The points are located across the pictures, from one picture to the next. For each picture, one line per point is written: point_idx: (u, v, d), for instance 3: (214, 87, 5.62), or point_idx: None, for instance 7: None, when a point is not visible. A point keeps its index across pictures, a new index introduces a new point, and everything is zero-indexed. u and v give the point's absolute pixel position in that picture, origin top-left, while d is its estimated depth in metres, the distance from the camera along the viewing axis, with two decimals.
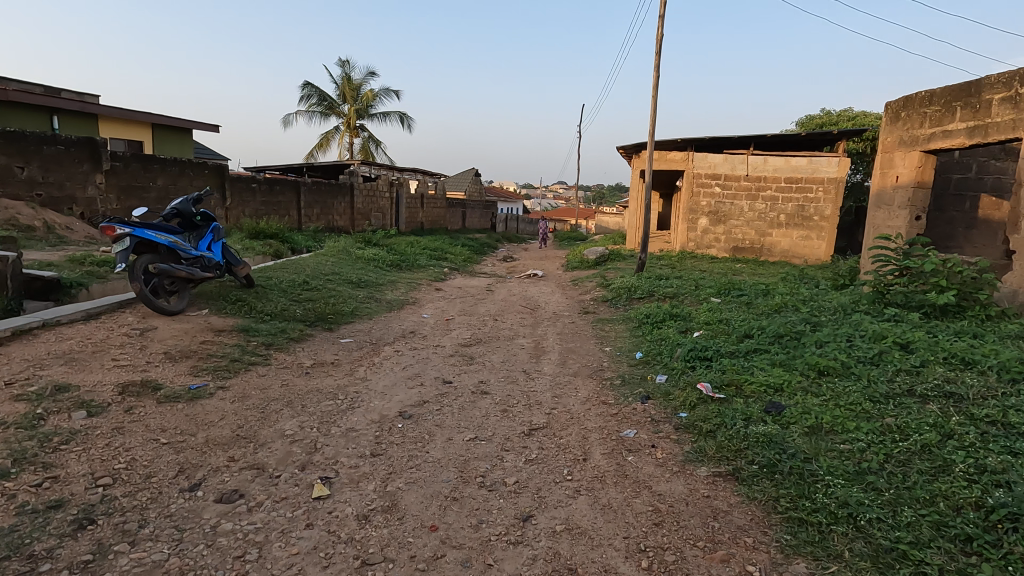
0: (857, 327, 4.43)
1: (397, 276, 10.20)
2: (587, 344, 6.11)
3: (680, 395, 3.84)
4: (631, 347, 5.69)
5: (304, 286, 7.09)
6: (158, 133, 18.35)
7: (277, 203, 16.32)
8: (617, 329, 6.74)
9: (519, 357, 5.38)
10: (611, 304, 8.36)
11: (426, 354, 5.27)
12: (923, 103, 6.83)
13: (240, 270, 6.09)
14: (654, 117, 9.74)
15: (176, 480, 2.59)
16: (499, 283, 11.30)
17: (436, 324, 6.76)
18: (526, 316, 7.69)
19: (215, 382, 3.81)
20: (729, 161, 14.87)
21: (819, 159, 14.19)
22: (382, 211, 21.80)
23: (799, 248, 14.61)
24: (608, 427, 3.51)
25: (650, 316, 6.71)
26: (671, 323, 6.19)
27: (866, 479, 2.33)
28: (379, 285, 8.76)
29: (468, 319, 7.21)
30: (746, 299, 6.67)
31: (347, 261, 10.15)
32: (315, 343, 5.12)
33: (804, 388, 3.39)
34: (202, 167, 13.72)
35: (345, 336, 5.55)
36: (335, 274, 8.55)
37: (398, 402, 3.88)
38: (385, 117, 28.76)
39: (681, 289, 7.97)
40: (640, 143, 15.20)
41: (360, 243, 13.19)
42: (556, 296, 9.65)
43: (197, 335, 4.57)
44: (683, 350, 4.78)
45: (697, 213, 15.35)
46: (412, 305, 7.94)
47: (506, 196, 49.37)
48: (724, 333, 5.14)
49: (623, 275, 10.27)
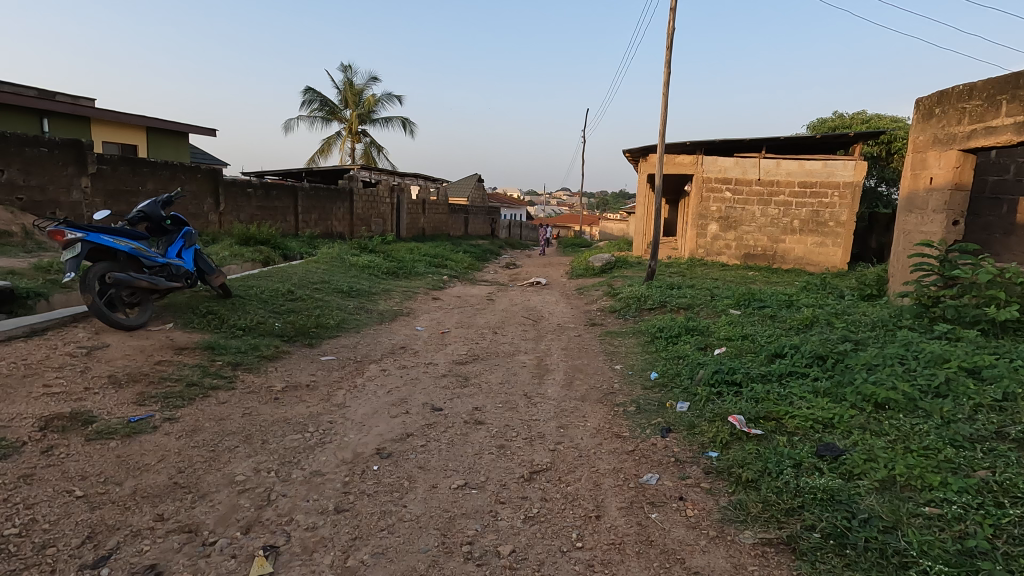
0: (908, 347, 3.85)
1: (393, 284, 9.65)
2: (595, 361, 5.53)
3: (707, 429, 3.26)
4: (645, 365, 5.11)
5: (288, 296, 6.54)
6: (153, 137, 17.92)
7: (273, 208, 15.84)
8: (628, 344, 6.16)
9: (520, 378, 4.81)
10: (620, 315, 7.79)
11: (415, 374, 4.71)
12: (962, 98, 6.26)
13: (215, 279, 5.56)
14: (664, 117, 9.20)
15: (77, 554, 2.04)
16: (501, 292, 10.74)
17: (429, 338, 6.19)
18: (529, 329, 7.13)
19: (163, 412, 3.26)
20: (740, 164, 14.31)
21: (834, 163, 13.64)
22: (382, 217, 21.31)
23: (815, 255, 14.03)
24: (625, 471, 2.93)
25: (663, 330, 6.12)
26: (688, 338, 5.61)
27: (977, 565, 1.77)
28: (372, 295, 8.21)
29: (465, 332, 6.65)
30: (770, 311, 6.07)
31: (340, 269, 9.61)
32: (291, 362, 4.57)
33: (862, 424, 2.82)
34: (194, 171, 13.25)
35: (327, 353, 5.00)
36: (325, 282, 8.00)
37: (376, 435, 3.33)
38: (387, 123, 28.36)
39: (696, 300, 7.39)
40: (648, 147, 14.65)
41: (357, 250, 12.70)
42: (560, 306, 9.08)
43: (154, 354, 4.02)
44: (705, 371, 4.20)
45: (707, 219, 14.79)
46: (406, 316, 7.38)
47: (509, 202, 48.97)
48: (750, 352, 4.55)
49: (632, 283, 9.69)
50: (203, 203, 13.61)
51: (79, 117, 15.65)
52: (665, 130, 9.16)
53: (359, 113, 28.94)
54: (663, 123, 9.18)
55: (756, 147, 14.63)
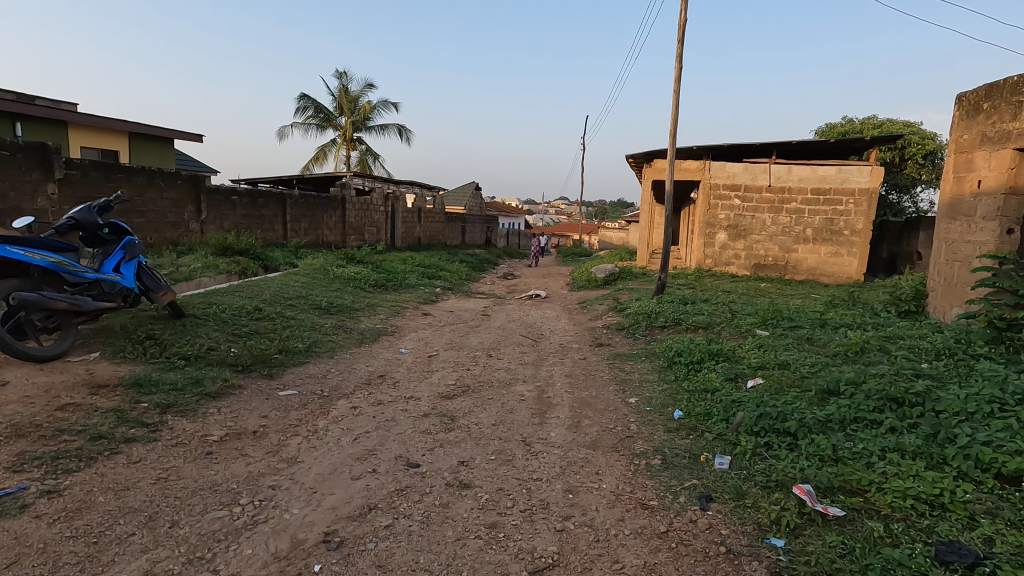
0: (1005, 384, 3.08)
1: (380, 299, 8.87)
2: (606, 393, 4.73)
3: (763, 502, 2.47)
4: (665, 401, 4.31)
5: (254, 315, 5.74)
6: (136, 143, 17.21)
7: (259, 216, 15.04)
8: (642, 371, 5.36)
9: (518, 417, 4.00)
10: (629, 334, 7.00)
11: (391, 415, 3.90)
12: (1016, 90, 5.53)
13: (162, 296, 4.80)
14: (674, 116, 8.40)
15: None
16: (497, 306, 9.95)
17: (413, 365, 5.38)
18: (528, 350, 6.34)
19: (42, 483, 2.46)
20: (749, 170, 13.57)
21: (849, 168, 12.99)
22: (376, 225, 20.56)
23: (829, 265, 13.32)
24: (659, 571, 2.14)
25: (683, 355, 5.32)
26: (713, 365, 4.82)
27: None
28: (354, 311, 7.42)
29: (456, 356, 5.84)
30: (805, 332, 5.28)
31: (322, 282, 8.82)
32: (240, 400, 3.77)
33: (992, 510, 2.08)
34: (173, 177, 12.48)
35: (288, 387, 4.20)
36: (300, 298, 7.20)
37: (327, 512, 2.52)
38: (383, 130, 27.72)
39: (715, 317, 6.58)
40: (653, 151, 13.92)
41: (344, 260, 11.91)
42: (562, 322, 8.28)
43: (60, 396, 3.22)
44: (745, 413, 3.42)
45: (714, 227, 14.01)
46: (389, 336, 6.58)
47: (508, 210, 48.35)
48: (795, 388, 3.78)
49: (640, 297, 8.93)
50: (184, 210, 12.83)
51: (55, 121, 14.88)
52: (677, 130, 8.35)
53: (354, 120, 28.27)
54: (674, 122, 8.38)
55: (766, 152, 13.89)
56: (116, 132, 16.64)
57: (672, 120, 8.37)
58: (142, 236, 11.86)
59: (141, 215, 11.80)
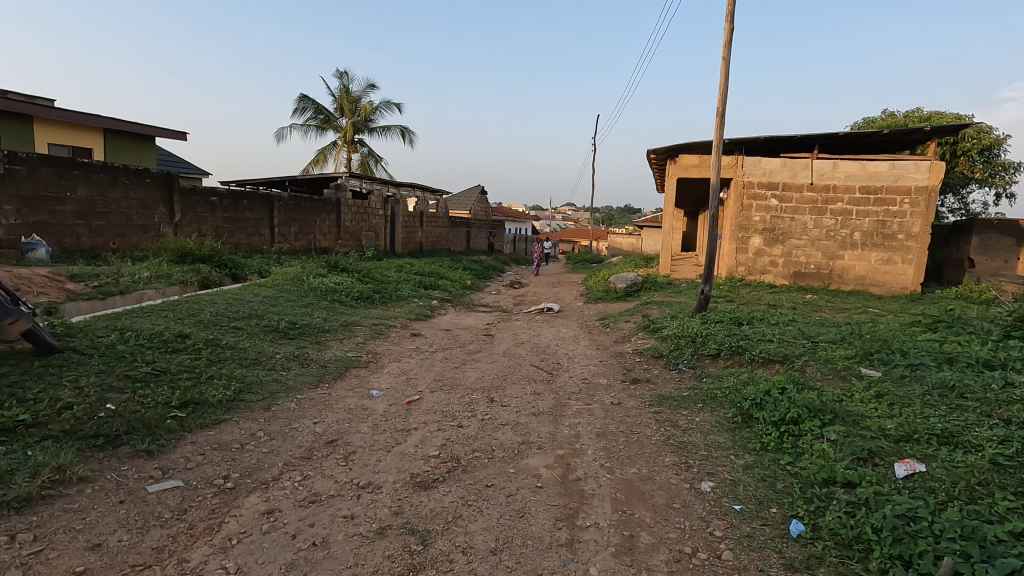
0: None
1: (361, 315, 7.36)
2: (662, 473, 3.15)
3: None
4: (766, 498, 2.73)
5: (170, 347, 4.21)
6: (113, 140, 15.88)
7: (242, 219, 13.61)
8: (707, 429, 3.77)
9: (533, 533, 2.44)
10: (670, 365, 5.46)
11: (323, 531, 2.35)
12: None
13: (11, 326, 3.26)
14: (725, 87, 6.74)
15: None
16: (502, 323, 8.40)
17: (382, 419, 3.81)
18: (544, 389, 4.82)
19: None
20: (788, 166, 11.98)
21: (905, 163, 11.34)
22: (373, 230, 19.14)
23: (880, 274, 11.71)
24: None
25: (766, 408, 3.71)
26: (822, 431, 3.23)
27: None
28: (322, 334, 5.88)
29: (445, 402, 4.28)
30: (943, 376, 3.68)
31: (291, 295, 7.31)
32: (66, 511, 2.25)
33: None
34: (141, 175, 11.02)
35: (171, 474, 2.66)
36: (252, 317, 5.68)
37: None
38: (385, 132, 26.37)
39: (787, 345, 5.02)
40: (680, 146, 12.32)
41: (326, 266, 10.34)
42: (581, 345, 6.76)
43: None
44: (958, 560, 1.88)
45: (748, 231, 12.42)
46: (361, 369, 5.05)
47: (514, 216, 46.92)
48: (1012, 495, 2.23)
49: (677, 313, 7.37)
50: (153, 212, 11.38)
51: (19, 115, 13.52)
52: (726, 105, 6.74)
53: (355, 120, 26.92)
54: (724, 95, 6.73)
55: (806, 146, 12.28)
56: (88, 127, 15.24)
57: (722, 94, 6.72)
58: (103, 242, 10.42)
59: (101, 217, 10.35)
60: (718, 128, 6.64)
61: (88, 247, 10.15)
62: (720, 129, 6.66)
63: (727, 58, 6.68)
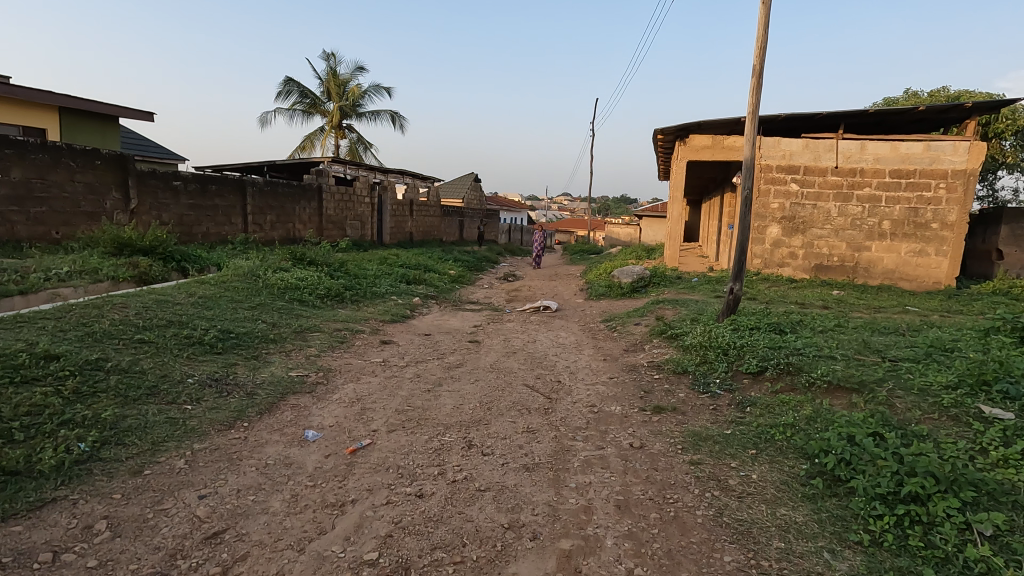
0: None
1: (322, 318, 6.16)
2: None
3: None
4: None
5: (18, 376, 3.01)
6: (70, 120, 14.50)
7: (210, 207, 12.32)
8: (776, 498, 2.62)
9: None
10: (700, 386, 4.30)
11: None
12: None
13: None
14: (765, 39, 5.49)
15: None
16: (492, 326, 7.22)
17: (308, 485, 2.64)
18: (542, 424, 3.65)
19: None
20: (811, 147, 10.79)
21: (941, 144, 10.18)
22: (359, 219, 17.88)
23: (910, 267, 10.62)
24: None
25: (863, 469, 2.56)
26: (971, 523, 2.10)
27: None
28: (262, 346, 4.69)
29: (405, 450, 3.11)
30: None
31: (238, 294, 6.09)
32: None
33: None
34: (90, 156, 9.67)
35: None
36: (171, 325, 4.49)
37: None
38: (374, 116, 25.01)
39: (856, 366, 3.86)
40: (695, 126, 11.07)
41: (292, 259, 9.12)
42: (586, 355, 5.61)
43: None
44: None
45: (766, 219, 11.24)
46: (302, 397, 3.85)
47: (509, 205, 45.46)
48: None
49: (700, 316, 6.22)
50: (105, 198, 10.05)
51: None
52: (765, 63, 5.52)
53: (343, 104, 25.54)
54: (762, 50, 5.50)
55: (830, 126, 11.10)
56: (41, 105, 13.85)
57: (759, 50, 5.49)
58: (44, 231, 9.12)
59: (41, 203, 9.03)
60: (755, 90, 5.44)
61: (25, 238, 8.85)
62: (757, 92, 5.45)
63: (767, 3, 5.43)
